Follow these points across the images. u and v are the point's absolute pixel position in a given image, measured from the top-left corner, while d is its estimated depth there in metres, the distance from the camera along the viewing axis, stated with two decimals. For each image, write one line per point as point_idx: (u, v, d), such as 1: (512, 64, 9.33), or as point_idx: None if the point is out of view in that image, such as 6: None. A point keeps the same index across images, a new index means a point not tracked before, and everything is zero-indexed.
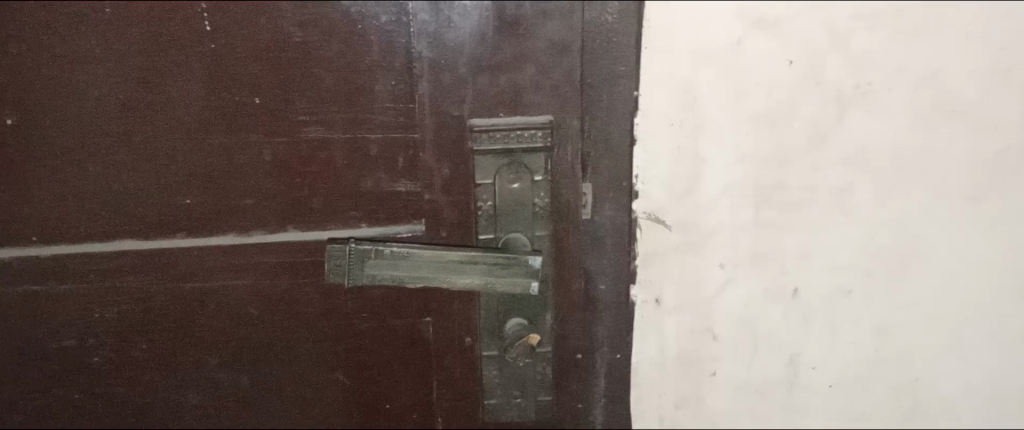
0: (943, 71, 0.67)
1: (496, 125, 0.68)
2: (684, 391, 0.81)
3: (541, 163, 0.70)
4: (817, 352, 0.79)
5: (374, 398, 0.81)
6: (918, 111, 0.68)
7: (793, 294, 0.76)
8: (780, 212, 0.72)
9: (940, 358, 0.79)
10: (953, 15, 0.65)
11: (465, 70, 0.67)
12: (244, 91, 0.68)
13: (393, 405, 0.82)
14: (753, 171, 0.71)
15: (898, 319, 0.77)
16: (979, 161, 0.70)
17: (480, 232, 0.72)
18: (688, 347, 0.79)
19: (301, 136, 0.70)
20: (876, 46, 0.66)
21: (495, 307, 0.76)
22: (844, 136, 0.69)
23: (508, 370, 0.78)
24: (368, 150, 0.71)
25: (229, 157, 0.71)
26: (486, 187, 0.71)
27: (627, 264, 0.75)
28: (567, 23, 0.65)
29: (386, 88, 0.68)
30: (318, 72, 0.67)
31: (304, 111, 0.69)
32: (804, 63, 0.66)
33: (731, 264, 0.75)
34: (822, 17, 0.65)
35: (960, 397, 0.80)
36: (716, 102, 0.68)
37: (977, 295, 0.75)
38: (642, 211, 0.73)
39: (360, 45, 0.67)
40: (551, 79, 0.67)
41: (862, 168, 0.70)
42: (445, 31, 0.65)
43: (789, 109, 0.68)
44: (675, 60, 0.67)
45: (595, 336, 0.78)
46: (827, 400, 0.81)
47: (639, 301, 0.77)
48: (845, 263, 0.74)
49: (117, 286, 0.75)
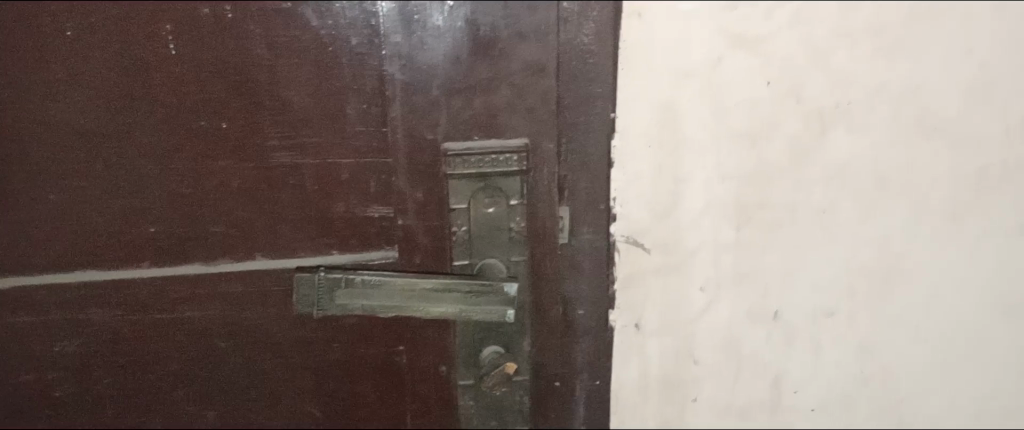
0: (921, 87, 0.66)
1: (471, 148, 0.67)
2: (665, 415, 0.80)
3: (516, 187, 0.68)
4: (800, 375, 0.78)
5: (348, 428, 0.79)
6: (897, 127, 0.67)
7: (774, 316, 0.75)
8: (760, 232, 0.71)
9: (924, 376, 0.78)
10: (931, 31, 0.64)
11: (438, 92, 0.65)
12: (211, 115, 0.66)
13: None
14: (733, 191, 0.70)
15: (881, 339, 0.76)
16: (960, 178, 0.69)
17: (455, 257, 0.71)
18: (669, 372, 0.78)
19: (270, 161, 0.68)
20: (856, 64, 0.65)
21: (471, 336, 0.74)
22: (825, 155, 0.68)
23: (487, 401, 0.76)
24: (339, 174, 0.69)
25: (195, 183, 0.68)
26: (460, 212, 0.69)
27: (605, 288, 0.74)
28: (543, 44, 0.64)
29: (359, 111, 0.66)
30: (287, 95, 0.66)
31: (274, 135, 0.67)
32: (782, 82, 0.66)
33: (711, 286, 0.74)
34: (800, 36, 0.64)
35: (942, 416, 0.80)
36: (696, 123, 0.67)
37: (958, 315, 0.75)
38: (621, 235, 0.72)
39: (331, 68, 0.65)
40: (527, 102, 0.66)
41: (841, 187, 0.69)
42: (419, 53, 0.64)
43: (769, 128, 0.67)
44: (652, 80, 0.66)
45: (574, 361, 0.77)
46: (809, 422, 0.81)
47: (618, 325, 0.75)
48: (825, 284, 0.73)
49: (77, 318, 0.73)
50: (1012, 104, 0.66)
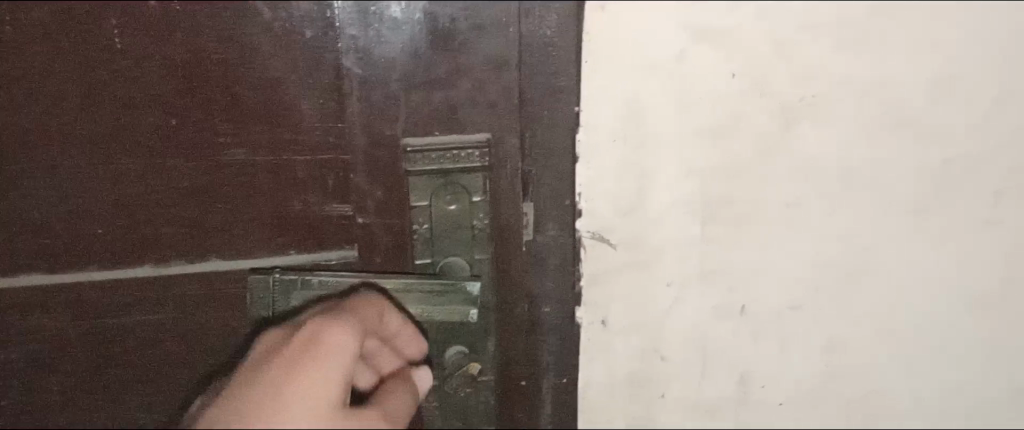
0: (887, 82, 0.64)
1: (431, 144, 0.65)
2: (634, 413, 0.80)
3: (478, 184, 0.67)
4: (768, 371, 0.78)
5: None
6: (865, 122, 0.66)
7: (741, 311, 0.74)
8: (727, 228, 0.70)
9: (892, 371, 0.78)
10: (898, 25, 0.62)
11: (397, 87, 0.63)
12: (159, 112, 0.64)
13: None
14: (699, 186, 0.68)
15: (849, 334, 0.76)
16: (923, 171, 0.68)
17: (416, 257, 0.69)
18: (637, 369, 0.77)
19: (222, 158, 0.66)
20: (823, 59, 0.63)
21: (435, 336, 0.72)
22: (792, 149, 0.67)
23: (450, 402, 0.75)
24: (295, 172, 0.67)
25: (143, 183, 0.66)
26: (421, 209, 0.68)
27: (571, 285, 0.73)
28: (504, 36, 0.62)
29: (315, 106, 0.65)
30: (239, 90, 0.64)
31: (226, 132, 0.65)
32: (748, 77, 0.64)
33: (678, 282, 0.73)
34: (766, 30, 0.62)
35: (909, 409, 0.80)
36: (661, 118, 0.65)
37: (925, 308, 0.74)
38: (587, 230, 0.70)
39: (285, 61, 0.63)
40: (488, 97, 0.64)
41: (808, 181, 0.68)
42: (376, 46, 0.61)
43: (735, 123, 0.66)
44: (615, 74, 0.64)
45: (540, 361, 0.76)
46: (778, 417, 0.81)
47: (585, 323, 0.74)
48: (792, 279, 0.73)
49: (22, 325, 0.71)
50: (976, 95, 0.65)
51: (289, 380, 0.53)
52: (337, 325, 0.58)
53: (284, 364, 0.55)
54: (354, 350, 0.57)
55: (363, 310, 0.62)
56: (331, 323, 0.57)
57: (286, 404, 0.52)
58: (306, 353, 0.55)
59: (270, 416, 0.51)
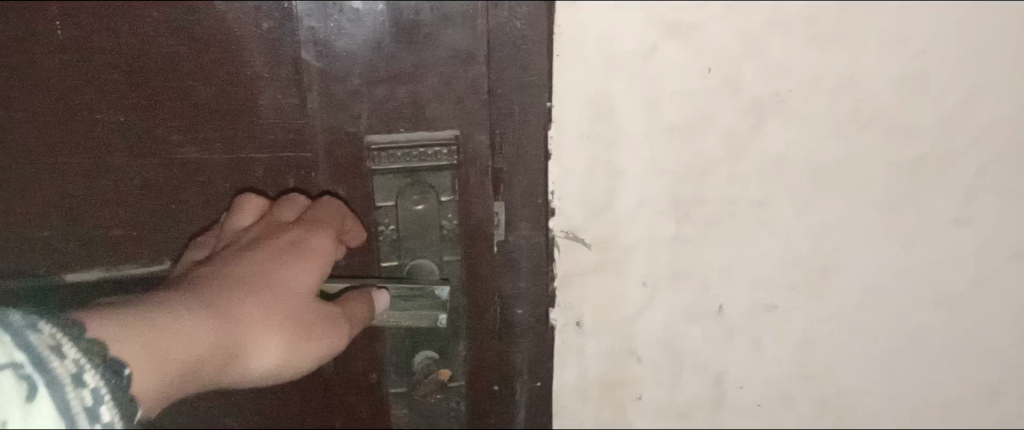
0: (856, 79, 0.61)
1: (397, 142, 0.63)
2: (607, 415, 0.78)
3: (446, 183, 0.65)
4: (741, 372, 0.76)
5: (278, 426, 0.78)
6: (830, 121, 0.63)
7: (716, 312, 0.72)
8: (697, 228, 0.68)
9: (864, 371, 0.76)
10: (863, 18, 0.58)
11: (359, 81, 0.61)
12: (107, 108, 0.61)
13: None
14: (669, 184, 0.66)
15: (825, 334, 0.74)
16: (895, 168, 0.65)
17: (383, 258, 0.68)
18: (611, 371, 0.75)
19: (175, 155, 0.64)
20: (791, 55, 0.60)
21: (401, 343, 0.72)
22: (757, 147, 0.64)
23: (420, 406, 0.76)
24: (252, 169, 0.65)
25: (92, 184, 0.64)
26: (387, 209, 0.66)
27: (544, 286, 0.71)
28: (471, 28, 0.59)
29: (273, 102, 0.62)
30: (192, 85, 0.61)
31: (178, 129, 0.62)
32: (717, 73, 0.61)
33: (653, 282, 0.70)
34: (730, 23, 0.58)
35: (883, 407, 0.78)
36: (629, 112, 0.62)
37: (892, 306, 0.72)
38: (559, 230, 0.68)
39: (239, 55, 0.60)
40: (456, 92, 0.62)
41: (777, 181, 0.65)
42: (335, 38, 0.59)
43: (704, 120, 0.63)
44: (584, 68, 0.61)
45: (513, 365, 0.75)
46: (753, 417, 0.79)
47: (560, 324, 0.73)
48: (763, 278, 0.70)
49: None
50: (948, 94, 0.61)
51: (276, 269, 0.57)
52: (318, 233, 0.61)
53: (269, 255, 0.58)
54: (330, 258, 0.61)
55: (326, 218, 0.63)
56: (315, 230, 0.61)
57: (266, 290, 0.56)
58: (295, 252, 0.59)
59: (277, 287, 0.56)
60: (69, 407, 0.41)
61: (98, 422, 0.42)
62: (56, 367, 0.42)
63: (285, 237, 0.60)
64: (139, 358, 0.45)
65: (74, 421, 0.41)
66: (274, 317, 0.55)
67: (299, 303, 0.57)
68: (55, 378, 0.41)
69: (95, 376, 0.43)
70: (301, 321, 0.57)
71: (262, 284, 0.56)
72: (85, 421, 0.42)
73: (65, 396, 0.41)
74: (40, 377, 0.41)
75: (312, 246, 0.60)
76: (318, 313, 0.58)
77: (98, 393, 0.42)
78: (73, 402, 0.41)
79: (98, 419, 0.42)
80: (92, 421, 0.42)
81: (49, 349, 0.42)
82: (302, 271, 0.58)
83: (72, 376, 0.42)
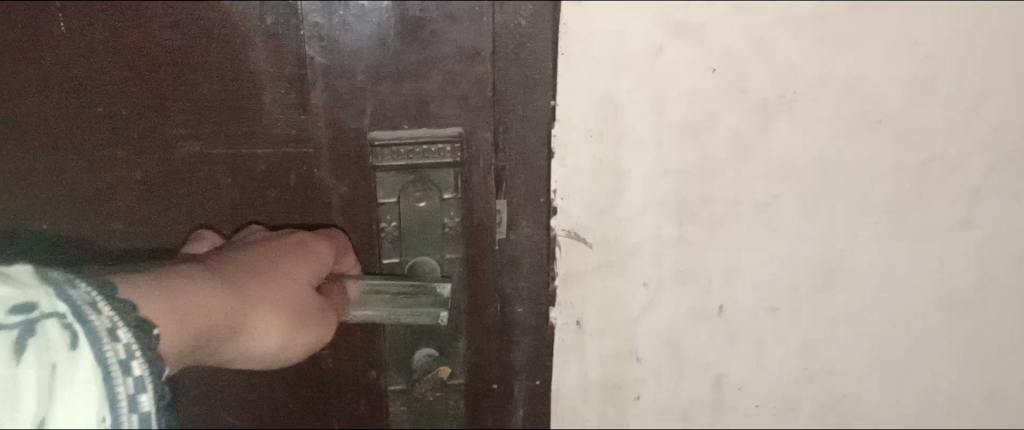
0: (866, 79, 0.61)
1: (400, 139, 0.63)
2: (606, 416, 0.78)
3: (449, 180, 0.65)
4: (741, 373, 0.76)
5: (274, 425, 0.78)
6: (839, 120, 0.62)
7: (716, 313, 0.72)
8: (702, 228, 0.68)
9: (869, 376, 0.75)
10: (874, 18, 0.58)
11: (363, 78, 0.61)
12: (107, 102, 0.61)
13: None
14: (675, 184, 0.66)
15: (827, 336, 0.73)
16: (905, 171, 0.65)
17: (384, 256, 0.68)
18: (611, 371, 0.75)
19: (177, 150, 0.64)
20: (801, 54, 0.60)
21: (401, 339, 0.72)
22: (768, 147, 0.64)
23: (418, 405, 0.76)
24: (255, 166, 0.65)
25: (93, 176, 0.64)
26: (389, 206, 0.66)
27: (545, 286, 0.71)
28: (475, 26, 0.59)
29: (275, 97, 0.62)
30: (194, 79, 0.61)
31: (179, 123, 0.63)
32: (726, 71, 0.61)
33: (654, 282, 0.70)
34: (744, 23, 0.59)
35: (886, 413, 0.77)
36: (636, 111, 0.62)
37: (897, 309, 0.71)
38: (560, 229, 0.68)
39: (243, 50, 0.60)
40: (460, 89, 0.62)
41: (786, 179, 0.65)
42: (341, 34, 0.59)
43: (711, 120, 0.63)
44: (594, 68, 0.61)
45: (510, 363, 0.75)
46: (752, 421, 0.79)
47: (559, 323, 0.73)
48: (768, 279, 0.70)
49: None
50: (957, 94, 0.61)
51: (281, 263, 0.59)
52: (319, 240, 0.63)
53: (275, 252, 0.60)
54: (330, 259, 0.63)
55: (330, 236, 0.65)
56: (317, 236, 0.63)
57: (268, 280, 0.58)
58: (297, 251, 0.61)
59: (278, 277, 0.58)
60: (104, 359, 0.41)
61: (129, 377, 0.41)
62: (94, 319, 0.42)
63: (288, 238, 0.62)
64: (169, 323, 0.48)
65: (108, 373, 0.41)
66: (280, 306, 0.57)
67: (299, 295, 0.59)
68: (92, 329, 0.41)
69: (128, 334, 0.43)
70: (296, 313, 0.58)
71: (270, 270, 0.58)
72: (119, 375, 0.41)
73: (101, 347, 0.41)
74: (79, 325, 0.41)
75: (317, 250, 0.62)
76: (320, 303, 0.61)
77: (130, 349, 0.42)
78: (108, 354, 0.41)
79: (132, 374, 0.41)
80: (125, 374, 0.41)
81: (87, 305, 0.43)
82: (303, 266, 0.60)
83: (108, 330, 0.42)
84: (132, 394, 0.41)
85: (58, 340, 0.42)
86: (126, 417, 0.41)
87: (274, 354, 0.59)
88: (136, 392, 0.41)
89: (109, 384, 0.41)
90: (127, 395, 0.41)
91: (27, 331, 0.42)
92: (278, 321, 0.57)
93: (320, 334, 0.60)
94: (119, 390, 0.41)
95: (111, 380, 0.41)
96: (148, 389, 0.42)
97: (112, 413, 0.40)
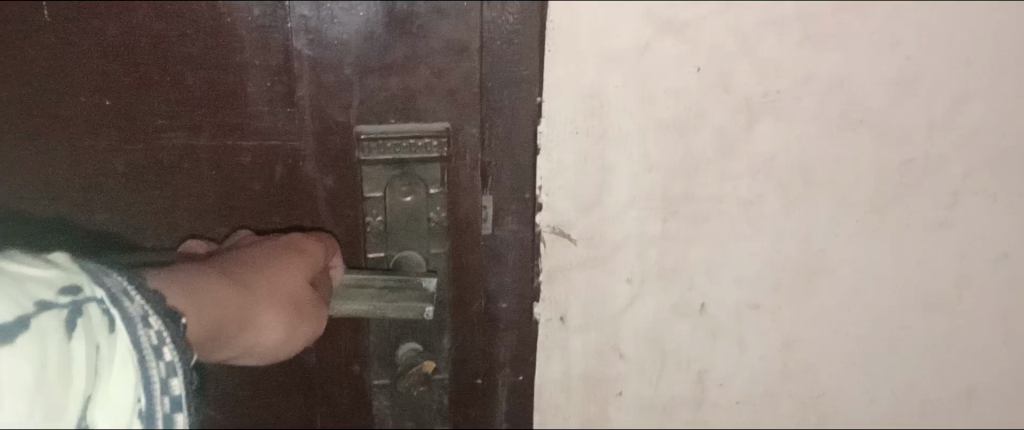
0: (850, 79, 0.62)
1: (387, 132, 0.63)
2: (588, 411, 0.78)
3: (436, 175, 0.65)
4: (722, 369, 0.76)
5: (257, 418, 0.78)
6: (823, 120, 0.63)
7: (699, 309, 0.73)
8: (685, 225, 0.68)
9: (848, 373, 0.76)
10: (857, 19, 0.59)
11: (350, 71, 0.61)
12: (92, 92, 0.61)
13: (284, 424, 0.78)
14: (659, 182, 0.66)
15: (808, 333, 0.74)
16: (886, 171, 0.65)
17: (369, 250, 0.68)
18: (593, 367, 0.76)
19: (162, 141, 0.63)
20: (785, 53, 0.60)
21: (387, 334, 0.72)
22: (751, 146, 0.64)
23: (401, 400, 0.75)
24: (240, 159, 0.65)
25: (76, 167, 0.64)
26: (375, 200, 0.66)
27: (529, 281, 0.71)
28: (463, 21, 0.60)
29: (261, 88, 0.62)
30: (180, 69, 0.60)
31: (164, 114, 0.62)
32: (712, 70, 0.61)
33: (637, 279, 0.71)
34: (729, 22, 0.59)
35: (865, 410, 0.78)
36: (622, 109, 0.63)
37: (876, 307, 0.72)
38: (545, 224, 0.68)
39: (230, 40, 0.60)
40: (447, 84, 0.62)
41: (769, 178, 0.66)
42: (328, 27, 0.59)
43: (696, 118, 0.63)
44: (578, 66, 0.61)
45: (495, 358, 0.76)
46: (732, 417, 0.79)
47: (543, 319, 0.73)
48: (750, 277, 0.71)
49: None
50: (937, 95, 0.62)
51: (278, 265, 0.60)
52: (309, 241, 0.64)
53: (268, 253, 0.61)
54: (320, 258, 0.64)
55: (318, 240, 0.65)
56: (307, 239, 0.64)
57: (267, 282, 0.58)
58: (290, 253, 0.62)
59: (275, 279, 0.59)
60: (139, 345, 0.42)
61: (162, 361, 0.42)
62: (130, 306, 0.42)
63: (280, 239, 0.63)
64: (185, 304, 0.49)
65: (143, 357, 0.42)
66: (278, 309, 0.58)
67: (295, 295, 0.60)
68: (127, 315, 0.42)
69: (158, 322, 0.43)
70: (293, 314, 0.59)
71: (268, 272, 0.59)
72: (153, 358, 0.42)
73: (136, 332, 0.42)
74: (116, 310, 0.42)
75: (308, 249, 0.63)
76: (312, 296, 0.61)
77: (161, 335, 0.43)
78: (143, 340, 0.42)
79: (164, 359, 0.43)
80: (157, 359, 0.42)
81: (122, 292, 0.43)
82: (297, 267, 0.61)
83: (142, 316, 0.43)
84: (164, 377, 0.43)
85: (99, 324, 0.42)
86: (159, 399, 0.42)
87: (278, 348, 0.59)
88: (168, 375, 0.43)
89: (144, 368, 0.42)
90: (160, 378, 0.42)
91: (72, 313, 0.41)
92: (277, 322, 0.58)
93: (313, 329, 0.62)
94: (154, 375, 0.42)
95: (145, 364, 0.42)
96: (179, 373, 0.43)
97: (146, 395, 0.42)
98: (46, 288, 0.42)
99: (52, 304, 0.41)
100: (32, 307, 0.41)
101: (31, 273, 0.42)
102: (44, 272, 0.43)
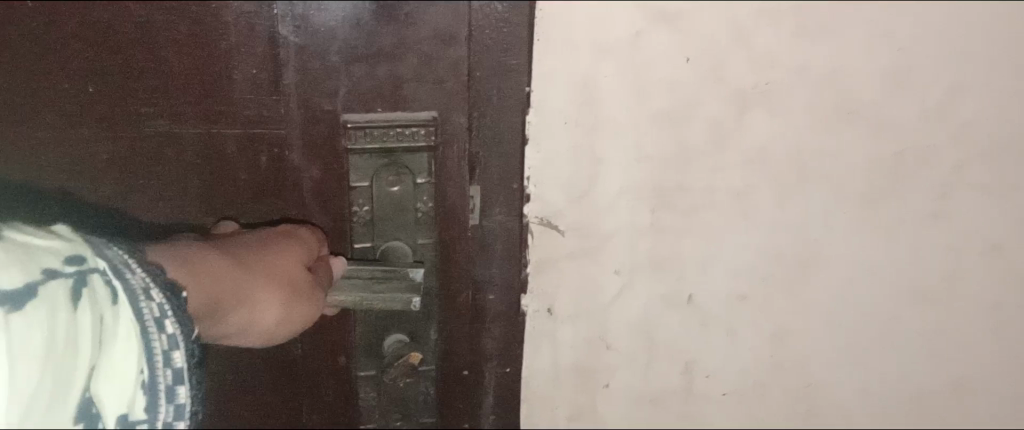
0: (842, 71, 0.61)
1: (374, 121, 0.63)
2: (577, 402, 0.78)
3: (423, 164, 0.65)
4: (711, 361, 0.76)
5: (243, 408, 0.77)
6: (815, 111, 0.63)
7: (688, 300, 0.72)
8: (676, 216, 0.68)
9: (837, 364, 0.76)
10: (850, 11, 0.59)
11: (337, 59, 0.60)
12: (74, 78, 0.60)
13: (270, 414, 0.78)
14: (650, 172, 0.66)
15: (797, 325, 0.74)
16: (876, 164, 0.65)
17: (356, 240, 0.68)
18: (582, 358, 0.75)
19: (145, 129, 0.62)
20: (777, 44, 0.60)
21: (373, 324, 0.72)
22: (742, 137, 0.64)
23: (388, 391, 0.75)
24: (225, 148, 0.64)
25: (60, 154, 0.63)
26: (362, 190, 0.65)
27: (517, 272, 0.71)
28: (452, 9, 0.59)
29: (246, 76, 0.61)
30: (163, 56, 0.59)
31: (147, 102, 0.61)
32: (704, 60, 0.61)
33: (627, 270, 0.71)
34: (723, 13, 0.59)
35: (853, 401, 0.78)
36: (614, 99, 0.62)
37: (866, 299, 0.72)
38: (534, 215, 0.68)
39: (214, 26, 0.59)
40: (436, 73, 0.62)
41: (761, 169, 0.66)
42: (314, 13, 0.58)
43: (688, 110, 0.63)
44: (570, 56, 0.61)
45: (483, 349, 0.75)
46: (721, 408, 0.79)
47: (531, 310, 0.73)
48: (740, 268, 0.71)
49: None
50: (928, 88, 0.62)
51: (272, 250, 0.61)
52: (304, 231, 0.65)
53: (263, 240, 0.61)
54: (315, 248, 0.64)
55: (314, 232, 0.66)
56: (300, 227, 0.65)
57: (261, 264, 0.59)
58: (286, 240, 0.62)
59: (270, 262, 0.60)
60: (141, 316, 0.45)
61: (163, 334, 0.46)
62: (131, 278, 0.46)
63: (275, 228, 0.64)
64: (180, 276, 0.52)
65: (145, 328, 0.45)
66: (270, 290, 0.59)
67: (290, 279, 0.61)
68: (130, 286, 0.46)
69: (160, 295, 0.47)
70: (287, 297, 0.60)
71: (262, 256, 0.60)
72: (155, 330, 0.46)
73: (140, 304, 0.45)
74: (119, 282, 0.45)
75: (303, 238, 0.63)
76: (312, 280, 0.62)
77: (163, 308, 0.47)
78: (145, 311, 0.46)
79: (165, 331, 0.46)
80: (159, 331, 0.46)
81: (123, 264, 0.47)
82: (292, 254, 0.61)
83: (143, 289, 0.46)
84: (167, 349, 0.46)
85: (102, 294, 0.45)
86: (162, 370, 0.46)
87: (272, 329, 0.61)
88: (170, 348, 0.46)
89: (146, 339, 0.45)
90: (162, 350, 0.46)
91: (77, 281, 0.45)
92: (269, 302, 0.59)
93: (309, 315, 0.62)
94: (156, 346, 0.45)
95: (148, 335, 0.45)
96: (180, 346, 0.47)
97: (149, 366, 0.45)
98: (53, 257, 0.46)
99: (58, 273, 0.45)
100: (40, 274, 0.45)
101: (41, 244, 0.46)
102: (51, 243, 0.46)
